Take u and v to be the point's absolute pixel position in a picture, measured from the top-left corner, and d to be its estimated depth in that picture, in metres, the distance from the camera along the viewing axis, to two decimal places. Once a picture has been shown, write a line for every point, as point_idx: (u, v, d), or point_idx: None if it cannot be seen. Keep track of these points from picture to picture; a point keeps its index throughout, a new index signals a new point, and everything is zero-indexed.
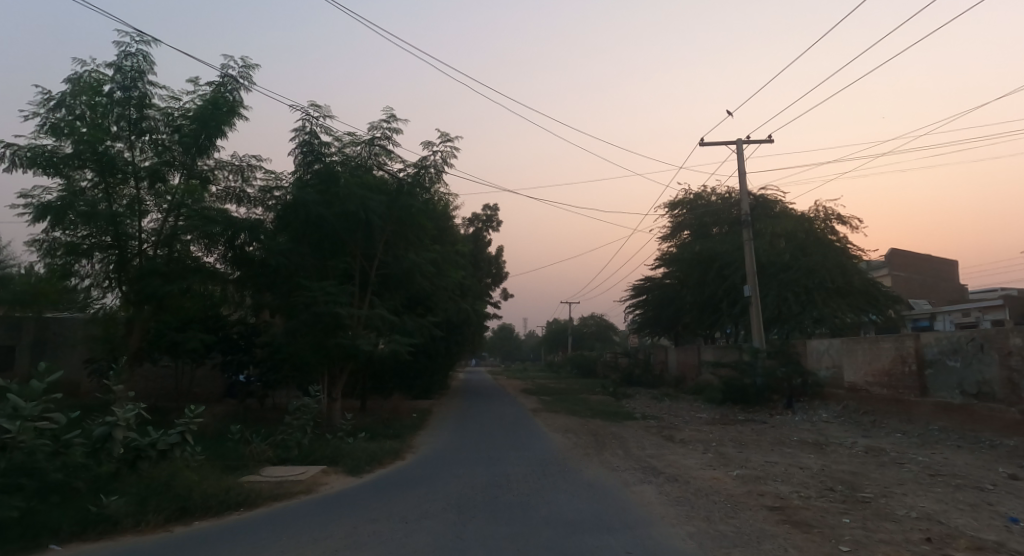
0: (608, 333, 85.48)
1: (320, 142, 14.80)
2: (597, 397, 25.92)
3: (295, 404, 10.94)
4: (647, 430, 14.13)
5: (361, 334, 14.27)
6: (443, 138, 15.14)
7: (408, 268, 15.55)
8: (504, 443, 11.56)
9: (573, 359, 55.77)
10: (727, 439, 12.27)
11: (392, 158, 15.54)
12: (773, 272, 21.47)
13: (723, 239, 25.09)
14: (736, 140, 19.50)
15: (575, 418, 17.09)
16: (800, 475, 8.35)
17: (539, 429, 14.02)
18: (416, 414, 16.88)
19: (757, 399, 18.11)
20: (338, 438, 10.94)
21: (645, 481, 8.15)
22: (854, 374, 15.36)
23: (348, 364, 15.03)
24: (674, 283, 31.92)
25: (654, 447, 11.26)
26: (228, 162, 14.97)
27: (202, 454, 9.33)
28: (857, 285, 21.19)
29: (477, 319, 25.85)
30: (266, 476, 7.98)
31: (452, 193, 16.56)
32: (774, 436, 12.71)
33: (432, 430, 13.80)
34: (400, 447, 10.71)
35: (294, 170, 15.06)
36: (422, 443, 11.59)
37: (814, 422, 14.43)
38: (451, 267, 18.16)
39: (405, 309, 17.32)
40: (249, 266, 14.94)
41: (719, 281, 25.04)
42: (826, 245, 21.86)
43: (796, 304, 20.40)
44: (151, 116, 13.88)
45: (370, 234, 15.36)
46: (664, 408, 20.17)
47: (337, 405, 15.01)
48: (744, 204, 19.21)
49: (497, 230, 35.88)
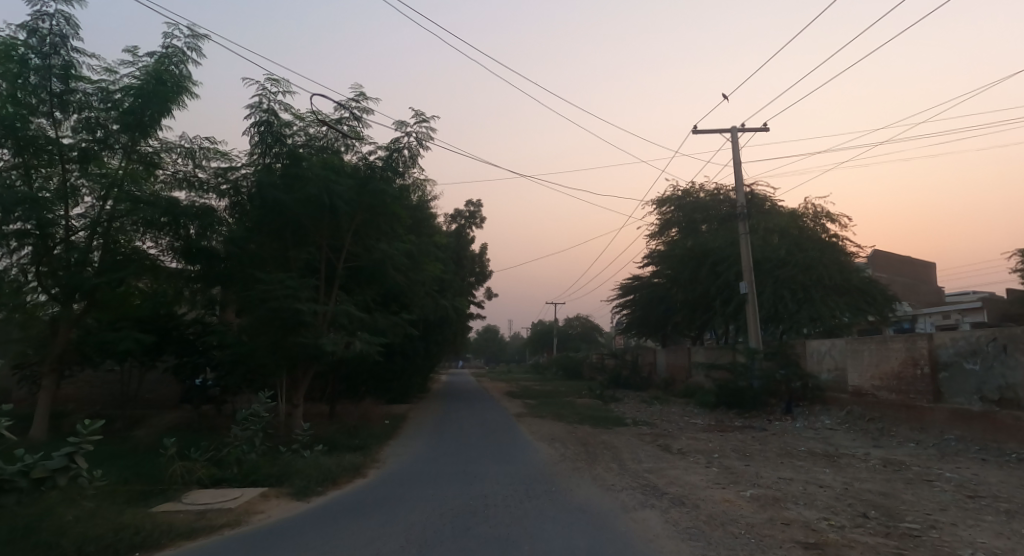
0: (593, 335, 84.58)
1: (279, 122, 13.44)
2: (584, 401, 24.74)
3: (243, 412, 9.51)
4: (639, 439, 12.92)
5: (324, 333, 12.83)
6: (416, 116, 13.88)
7: (379, 259, 14.17)
8: (482, 457, 10.15)
9: (558, 361, 54.55)
10: (728, 450, 11.06)
11: (361, 140, 14.24)
12: (768, 269, 20.27)
13: (715, 235, 24.05)
14: (730, 128, 18.46)
15: (561, 425, 15.84)
16: (823, 497, 7.15)
17: (523, 438, 12.69)
18: (389, 421, 15.47)
19: (753, 404, 17.07)
20: (291, 452, 9.52)
21: (645, 505, 6.89)
22: (859, 377, 14.25)
23: (312, 365, 13.60)
24: (663, 282, 30.84)
25: (650, 460, 10.02)
26: (176, 144, 13.74)
27: (119, 475, 7.86)
28: (855, 282, 20.13)
29: (458, 318, 24.53)
30: (189, 506, 6.57)
31: (428, 178, 15.29)
32: (779, 445, 11.56)
33: (403, 440, 12.35)
34: (361, 462, 9.33)
35: (251, 152, 13.65)
36: (388, 457, 10.16)
37: (818, 430, 13.34)
38: (430, 261, 16.79)
39: (378, 306, 15.91)
40: (201, 258, 13.43)
41: (710, 279, 23.96)
42: (822, 241, 20.87)
43: (793, 303, 19.25)
44: (81, 89, 12.71)
45: (336, 223, 13.97)
46: (655, 413, 19.06)
47: (298, 412, 13.56)
48: (740, 196, 18.19)
49: (480, 227, 34.57)
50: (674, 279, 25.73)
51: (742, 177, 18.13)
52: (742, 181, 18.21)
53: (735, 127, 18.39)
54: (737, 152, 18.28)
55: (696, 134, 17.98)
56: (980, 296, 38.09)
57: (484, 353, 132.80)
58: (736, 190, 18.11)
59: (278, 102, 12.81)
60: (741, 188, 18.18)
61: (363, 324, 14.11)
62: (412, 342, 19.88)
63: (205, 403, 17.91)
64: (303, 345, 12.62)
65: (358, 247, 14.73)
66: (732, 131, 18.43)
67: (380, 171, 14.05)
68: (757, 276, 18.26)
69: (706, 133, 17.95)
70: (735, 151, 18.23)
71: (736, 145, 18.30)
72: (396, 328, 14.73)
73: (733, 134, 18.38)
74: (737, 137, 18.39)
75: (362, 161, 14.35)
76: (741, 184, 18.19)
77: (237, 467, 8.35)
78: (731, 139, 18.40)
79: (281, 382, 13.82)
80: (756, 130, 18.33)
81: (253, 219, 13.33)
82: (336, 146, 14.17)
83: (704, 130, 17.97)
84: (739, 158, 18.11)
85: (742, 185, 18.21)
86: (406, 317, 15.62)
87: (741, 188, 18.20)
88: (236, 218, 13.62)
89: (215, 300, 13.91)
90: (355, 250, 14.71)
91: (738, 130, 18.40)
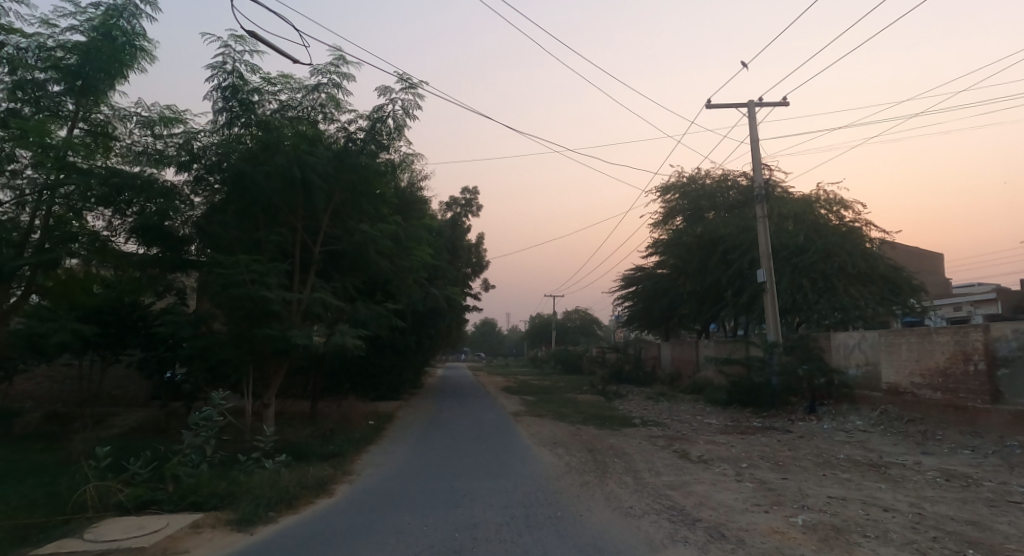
0: (591, 328, 83.20)
1: (248, 87, 11.88)
2: (585, 397, 23.36)
3: (193, 416, 8.02)
4: (653, 444, 11.50)
5: (297, 325, 11.34)
6: (402, 81, 12.41)
7: (360, 242, 12.66)
8: (475, 469, 8.67)
9: (556, 354, 53.19)
10: (758, 458, 9.63)
11: (339, 109, 12.71)
12: (785, 256, 18.82)
13: (725, 221, 22.62)
14: (747, 101, 16.96)
15: (563, 425, 14.42)
16: (897, 527, 5.73)
17: (521, 442, 11.29)
18: (373, 421, 14.02)
19: (772, 402, 15.69)
20: (248, 465, 8.06)
21: (678, 538, 5.48)
22: (896, 373, 12.85)
23: (285, 361, 12.08)
24: (668, 273, 29.42)
25: (671, 471, 8.59)
26: (133, 112, 12.28)
27: (25, 502, 6.38)
28: (879, 271, 18.67)
29: (453, 310, 23.09)
30: (92, 545, 5.08)
31: (416, 153, 13.85)
32: (813, 451, 10.15)
33: (385, 446, 10.89)
34: (331, 477, 7.86)
35: (215, 119, 12.10)
36: (364, 468, 8.68)
37: (851, 432, 11.96)
38: (422, 247, 15.30)
39: (361, 294, 14.43)
40: (162, 241, 11.72)
41: (721, 268, 22.52)
42: (841, 227, 19.43)
43: (814, 293, 17.77)
44: (14, 43, 11.16)
45: (312, 201, 12.43)
46: (663, 411, 17.72)
47: (270, 412, 12.14)
48: (757, 175, 16.74)
49: (476, 214, 33.04)
50: (682, 268, 24.29)
51: (760, 155, 16.63)
52: (760, 160, 16.73)
53: (752, 101, 16.88)
54: (755, 128, 16.78)
55: (711, 108, 16.47)
56: (994, 286, 36.73)
57: (482, 346, 131.57)
58: (753, 169, 16.64)
59: (244, 63, 11.20)
60: (759, 167, 16.73)
61: (342, 314, 12.63)
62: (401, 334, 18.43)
63: (175, 400, 16.46)
64: (273, 337, 11.12)
65: (338, 229, 13.23)
66: (749, 104, 16.91)
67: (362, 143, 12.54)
68: (775, 263, 16.87)
69: (721, 107, 16.44)
70: (752, 127, 16.73)
71: (754, 120, 16.80)
72: (381, 318, 13.24)
73: (751, 108, 16.88)
74: (755, 112, 16.89)
75: (342, 132, 12.85)
76: (760, 162, 16.71)
77: (174, 487, 6.85)
78: (748, 114, 16.89)
79: (245, 379, 12.13)
80: (776, 104, 16.81)
81: (224, 194, 11.99)
82: (312, 117, 12.64)
83: (720, 104, 16.46)
84: (758, 135, 16.61)
85: (760, 164, 16.74)
86: (392, 307, 14.14)
87: (759, 168, 16.72)
88: (205, 196, 12.14)
89: (176, 287, 12.36)
90: (334, 232, 13.23)
91: (756, 104, 16.88)
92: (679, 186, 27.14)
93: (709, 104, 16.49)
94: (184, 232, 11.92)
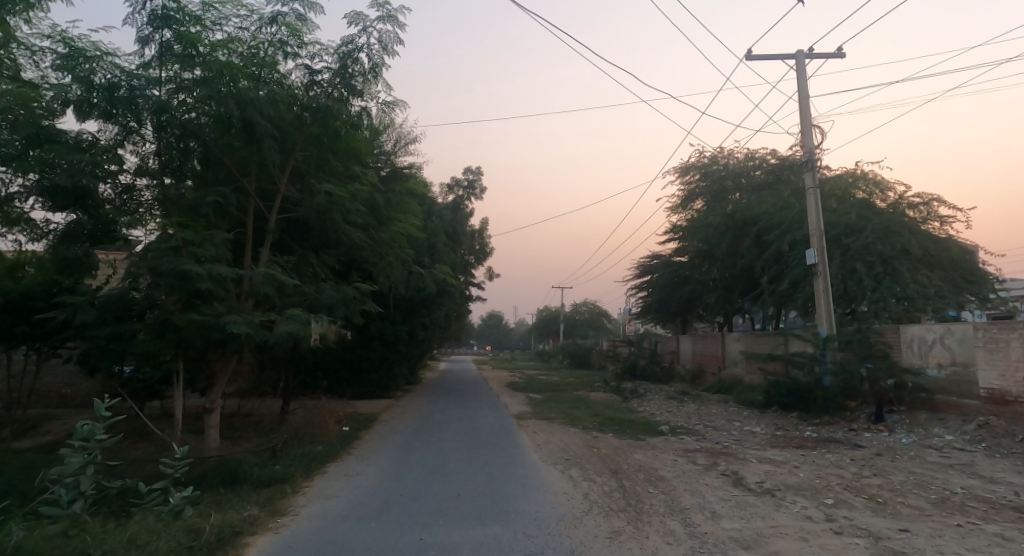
0: (601, 321, 80.76)
1: (186, 15, 9.29)
2: (598, 395, 20.99)
3: (83, 431, 5.70)
4: (692, 464, 9.11)
5: (240, 310, 8.94)
6: (380, 8, 10.00)
7: (321, 208, 10.14)
8: (458, 507, 6.21)
9: (565, 346, 50.86)
10: (844, 491, 7.16)
11: (300, 45, 10.32)
12: (833, 237, 16.24)
13: (758, 199, 20.04)
14: (795, 52, 14.31)
15: (577, 433, 12.09)
16: None
17: (524, 461, 8.81)
18: (348, 428, 11.67)
19: (824, 407, 13.27)
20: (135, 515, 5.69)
21: None
22: (1001, 378, 10.32)
23: (232, 357, 9.53)
24: (688, 261, 26.82)
25: (734, 514, 6.18)
26: (50, 43, 9.65)
27: None
28: (946, 254, 15.98)
29: (452, 297, 20.74)
30: None
31: (397, 103, 11.41)
32: (915, 479, 7.68)
33: (351, 463, 8.54)
34: (245, 527, 5.39)
35: (149, 56, 9.46)
36: (305, 504, 6.27)
37: (944, 451, 9.49)
38: (408, 221, 12.81)
39: (335, 276, 12.08)
40: (80, 208, 8.94)
41: (754, 253, 20.00)
42: (900, 205, 16.80)
43: (871, 279, 15.19)
44: None
45: (263, 159, 9.98)
46: (690, 415, 15.38)
47: (214, 419, 9.68)
48: (807, 139, 14.04)
49: (480, 198, 30.61)
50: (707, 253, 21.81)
51: (811, 116, 13.93)
52: (810, 122, 14.04)
53: (801, 53, 14.26)
54: (804, 84, 14.11)
55: (752, 60, 13.81)
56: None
57: (489, 339, 129.82)
58: (802, 132, 13.97)
59: None
60: (808, 130, 14.04)
61: (304, 298, 10.23)
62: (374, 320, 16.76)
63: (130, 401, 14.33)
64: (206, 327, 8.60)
65: (298, 192, 10.80)
66: (798, 56, 14.28)
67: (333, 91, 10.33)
68: (827, 245, 14.25)
69: (765, 58, 13.79)
70: (802, 82, 14.10)
71: (803, 75, 14.18)
72: (354, 302, 10.82)
73: (799, 60, 14.23)
74: (805, 64, 14.25)
75: (303, 74, 10.42)
76: (809, 124, 14.02)
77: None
78: (796, 68, 14.25)
79: (177, 376, 9.25)
80: (829, 55, 14.18)
81: (157, 146, 9.57)
82: (269, 54, 10.18)
83: (762, 55, 13.85)
84: (807, 92, 13.92)
85: (809, 127, 14.05)
86: (370, 289, 11.71)
87: (809, 131, 14.02)
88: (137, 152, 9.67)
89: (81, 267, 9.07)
90: (293, 196, 10.78)
91: (805, 55, 14.24)
92: (700, 165, 24.31)
93: (750, 55, 13.86)
94: (109, 197, 9.48)
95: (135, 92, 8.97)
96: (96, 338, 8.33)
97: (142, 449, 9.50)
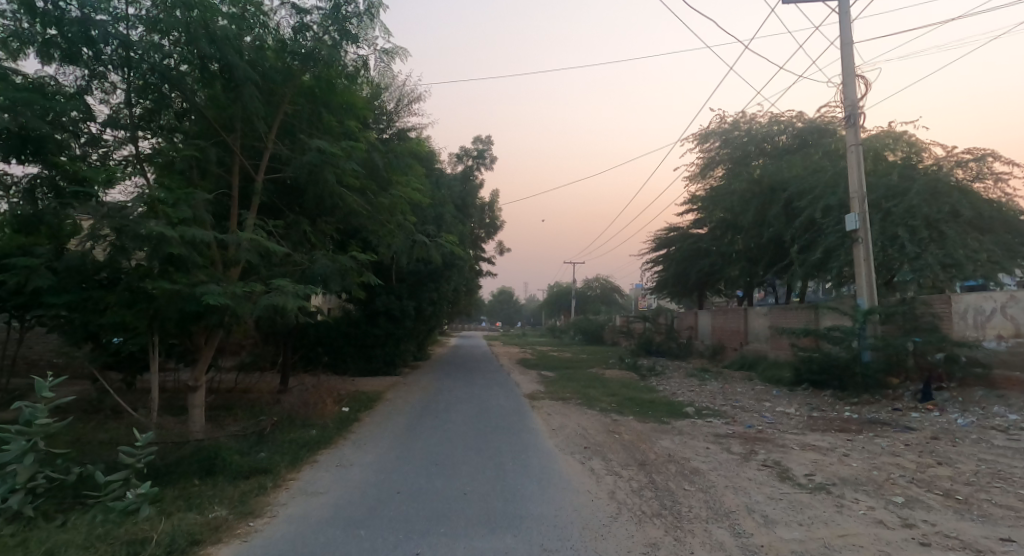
0: (613, 297, 79.71)
1: None
2: (614, 373, 20.04)
3: (26, 413, 4.89)
4: (725, 451, 8.13)
5: (218, 279, 7.98)
6: None
7: (312, 168, 9.13)
8: (464, 510, 5.32)
9: (577, 323, 49.99)
10: (910, 485, 6.10)
11: None
12: (872, 200, 15.03)
13: (789, 164, 18.78)
14: None
15: (595, 415, 11.17)
16: None
17: (539, 450, 7.92)
18: (347, 409, 10.84)
19: (863, 386, 12.21)
20: (78, 518, 4.77)
21: None
22: None
23: (218, 330, 8.63)
24: (709, 233, 25.58)
25: (789, 516, 5.16)
26: None
27: None
28: (999, 218, 14.64)
29: (462, 270, 19.82)
30: None
31: (398, 51, 10.26)
32: (991, 470, 6.64)
33: (346, 451, 7.68)
34: (200, 534, 4.45)
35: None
36: (285, 503, 5.40)
37: (1012, 434, 8.42)
38: (410, 185, 11.70)
39: (333, 244, 11.13)
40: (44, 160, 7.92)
41: (782, 222, 18.75)
42: (948, 162, 15.21)
43: (914, 245, 13.96)
44: None
45: (246, 114, 8.89)
46: (715, 394, 14.40)
47: (200, 398, 8.82)
48: (849, 92, 12.66)
49: (490, 168, 29.37)
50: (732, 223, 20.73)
51: (854, 66, 12.55)
52: (853, 73, 12.65)
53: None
54: (847, 29, 12.68)
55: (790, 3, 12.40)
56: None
57: (500, 316, 129.49)
58: (844, 83, 12.59)
59: None
60: (850, 81, 12.66)
61: (295, 267, 9.27)
62: (386, 294, 16.50)
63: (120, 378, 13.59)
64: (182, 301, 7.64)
65: (287, 149, 9.75)
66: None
67: (329, 37, 9.25)
68: (868, 208, 13.02)
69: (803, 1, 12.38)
70: (845, 27, 12.67)
71: (847, 19, 12.73)
72: (351, 272, 9.83)
73: (842, 2, 12.78)
74: (848, 7, 12.79)
75: (292, 18, 9.27)
76: (852, 74, 12.64)
77: None
78: (838, 11, 12.79)
79: (153, 350, 8.29)
80: None
81: (128, 91, 8.50)
82: None
83: None
84: (851, 38, 12.50)
85: (852, 78, 12.67)
86: (369, 258, 10.74)
87: (851, 83, 12.65)
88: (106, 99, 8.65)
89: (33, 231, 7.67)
90: (282, 154, 9.73)
91: None
92: (720, 131, 22.20)
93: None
94: (77, 150, 8.33)
95: (90, 24, 7.63)
96: (57, 308, 7.41)
97: (119, 431, 8.66)
